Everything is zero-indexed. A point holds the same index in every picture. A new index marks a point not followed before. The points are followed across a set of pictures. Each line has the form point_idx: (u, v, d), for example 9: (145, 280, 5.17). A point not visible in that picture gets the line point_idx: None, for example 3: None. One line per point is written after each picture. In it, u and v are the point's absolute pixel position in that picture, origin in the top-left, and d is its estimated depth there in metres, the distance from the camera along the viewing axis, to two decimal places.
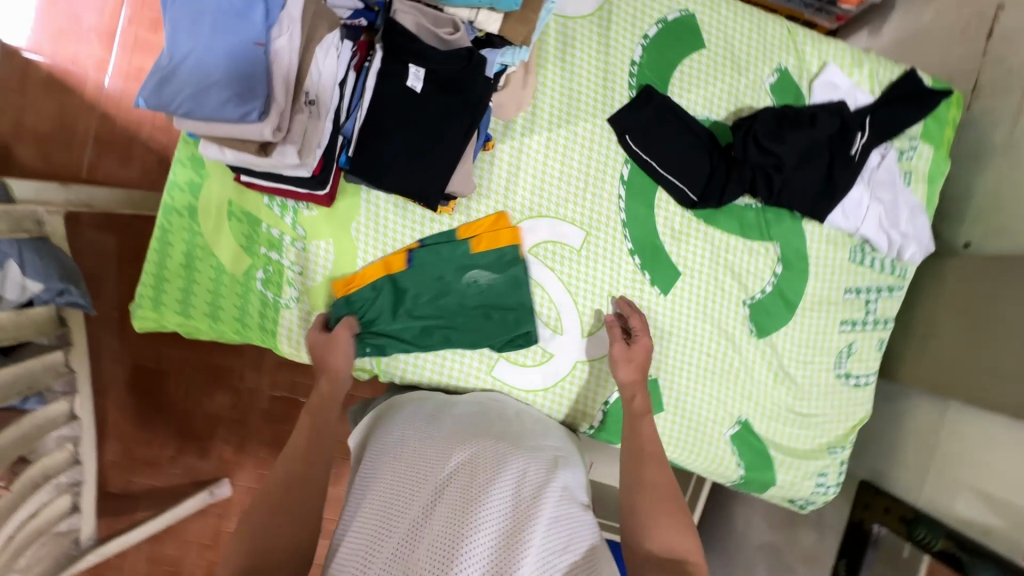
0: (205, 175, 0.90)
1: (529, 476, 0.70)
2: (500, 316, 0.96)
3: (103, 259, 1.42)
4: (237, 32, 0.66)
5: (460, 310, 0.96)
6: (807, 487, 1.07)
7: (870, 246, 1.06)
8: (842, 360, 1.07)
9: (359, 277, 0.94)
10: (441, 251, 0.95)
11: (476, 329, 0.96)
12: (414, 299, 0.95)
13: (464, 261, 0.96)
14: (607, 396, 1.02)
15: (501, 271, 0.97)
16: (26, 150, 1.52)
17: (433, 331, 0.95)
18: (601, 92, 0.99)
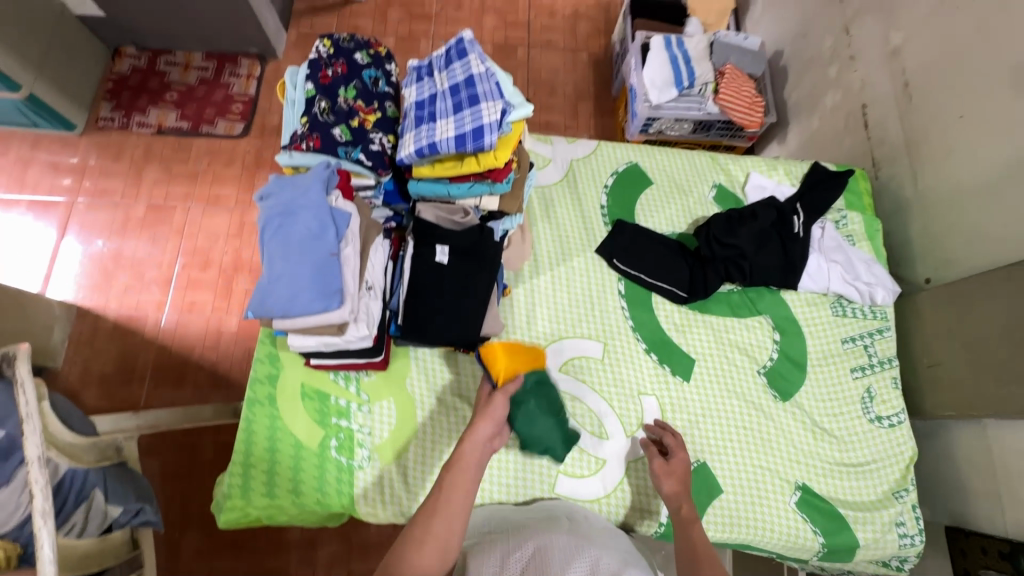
0: (281, 367, 1.08)
1: (603, 564, 0.80)
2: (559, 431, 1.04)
3: (156, 479, 1.53)
4: (317, 247, 0.87)
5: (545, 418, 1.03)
6: (892, 542, 1.06)
7: (846, 300, 1.22)
8: (867, 405, 1.15)
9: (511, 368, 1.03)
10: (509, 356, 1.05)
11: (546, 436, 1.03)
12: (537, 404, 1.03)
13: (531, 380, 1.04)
14: (660, 516, 1.06)
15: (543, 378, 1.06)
16: (91, 394, 1.72)
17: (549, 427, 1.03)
18: (584, 232, 1.23)
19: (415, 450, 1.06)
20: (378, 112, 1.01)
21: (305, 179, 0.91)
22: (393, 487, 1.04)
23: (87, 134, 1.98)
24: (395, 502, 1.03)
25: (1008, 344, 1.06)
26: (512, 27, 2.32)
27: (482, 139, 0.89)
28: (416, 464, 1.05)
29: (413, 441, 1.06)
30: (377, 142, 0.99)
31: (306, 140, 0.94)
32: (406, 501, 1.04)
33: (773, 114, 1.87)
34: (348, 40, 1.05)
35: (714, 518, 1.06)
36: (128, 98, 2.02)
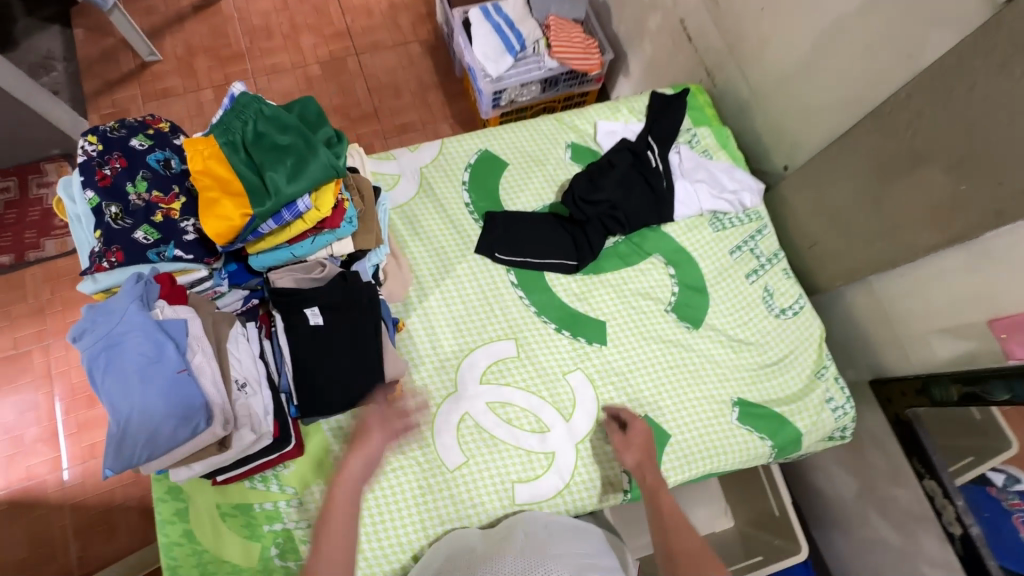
0: (187, 496, 0.97)
1: None
2: (286, 142, 0.81)
3: None
4: (159, 371, 0.76)
5: (274, 133, 0.81)
6: (827, 418, 1.13)
7: (721, 213, 1.25)
8: (769, 303, 1.20)
9: (217, 168, 0.79)
10: (234, 140, 0.80)
11: (298, 160, 0.81)
12: (259, 132, 0.81)
13: (250, 138, 0.80)
14: (622, 485, 1.06)
15: (277, 146, 0.81)
16: None
17: (270, 148, 0.80)
18: (459, 236, 1.19)
19: (364, 526, 0.98)
20: (181, 195, 0.89)
21: (118, 301, 0.78)
22: None
23: None
24: None
25: (862, 208, 1.13)
26: (333, 38, 2.18)
27: (296, 205, 0.82)
28: (370, 535, 0.98)
29: (359, 516, 0.98)
30: (192, 230, 0.87)
31: (106, 257, 0.82)
32: None
33: (610, 50, 1.87)
34: (118, 127, 0.92)
35: (670, 464, 1.08)
36: None
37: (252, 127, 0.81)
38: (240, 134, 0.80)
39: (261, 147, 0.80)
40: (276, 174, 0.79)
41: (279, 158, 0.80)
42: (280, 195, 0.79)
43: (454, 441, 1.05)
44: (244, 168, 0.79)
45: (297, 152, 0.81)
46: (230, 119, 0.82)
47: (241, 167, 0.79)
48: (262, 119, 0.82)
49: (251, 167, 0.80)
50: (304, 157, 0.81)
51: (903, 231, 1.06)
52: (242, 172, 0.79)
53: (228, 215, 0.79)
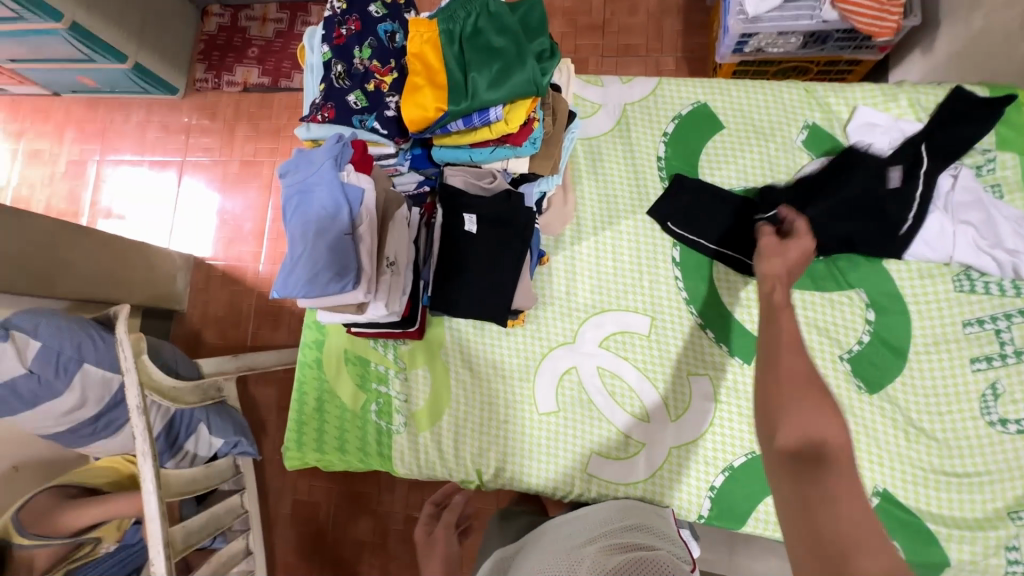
0: (326, 333, 1.13)
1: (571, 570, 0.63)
2: (499, 47, 0.78)
3: (269, 407, 1.81)
4: (331, 229, 0.84)
5: (490, 34, 0.79)
6: (999, 568, 0.88)
7: (976, 272, 0.95)
8: (988, 405, 0.92)
9: (430, 59, 0.80)
10: (453, 31, 0.80)
11: (504, 68, 0.78)
12: (477, 30, 0.79)
13: (467, 34, 0.79)
14: (698, 508, 0.98)
15: (490, 48, 0.79)
16: (210, 333, 1.93)
17: (482, 49, 0.79)
18: (636, 191, 1.09)
19: (449, 420, 1.07)
20: (394, 70, 0.92)
21: (319, 154, 0.88)
22: (429, 452, 1.07)
23: (188, 95, 2.08)
24: (427, 467, 1.07)
25: None
26: None
27: (489, 112, 0.81)
28: (450, 432, 1.07)
29: (448, 411, 1.07)
30: (394, 106, 0.92)
31: (322, 111, 0.91)
32: (440, 466, 1.07)
33: (918, 14, 1.43)
34: None
35: (763, 515, 0.96)
36: (218, 57, 2.07)
37: (473, 23, 0.80)
38: (459, 28, 0.80)
39: (474, 46, 0.79)
40: (479, 77, 0.78)
41: (487, 62, 0.78)
42: (476, 99, 0.78)
43: (553, 389, 1.05)
44: (452, 62, 0.79)
45: (507, 60, 0.78)
46: (456, 9, 0.82)
47: (451, 60, 0.79)
48: (484, 15, 0.80)
49: (459, 64, 0.79)
50: (511, 66, 0.78)
51: None
52: (450, 67, 0.79)
53: (426, 106, 0.79)
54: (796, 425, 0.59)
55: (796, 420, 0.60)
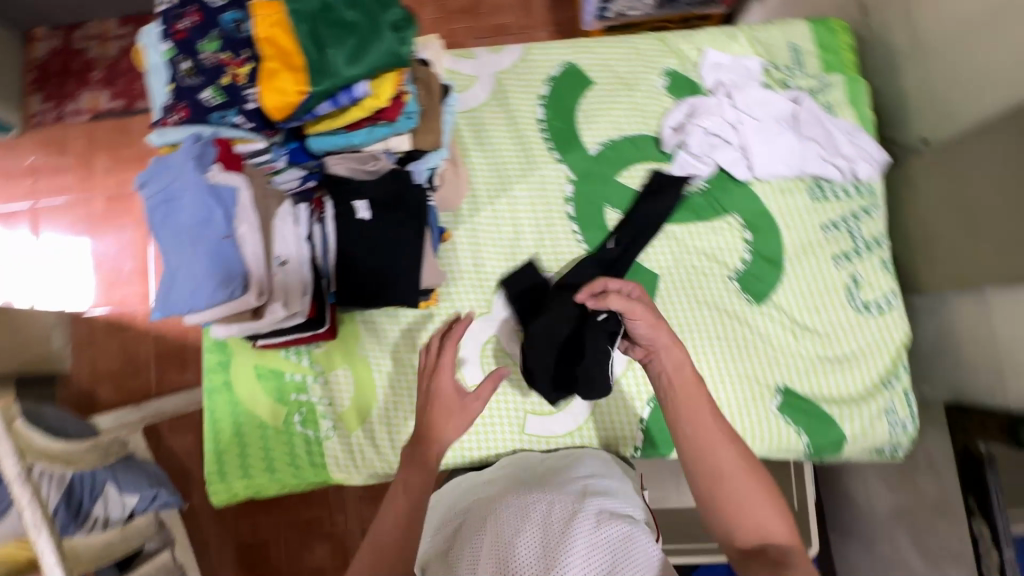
0: (230, 352, 1.06)
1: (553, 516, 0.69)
2: (352, 20, 0.76)
3: (191, 454, 1.66)
4: (205, 235, 0.80)
5: (340, 8, 0.77)
6: (882, 430, 1.02)
7: (825, 181, 1.08)
8: (852, 294, 1.06)
9: (281, 39, 0.76)
10: (299, 9, 0.76)
11: (360, 41, 0.76)
12: (326, 5, 0.77)
13: (315, 10, 0.76)
14: (634, 442, 1.03)
15: (342, 22, 0.76)
16: (106, 389, 1.74)
17: (335, 25, 0.76)
18: (523, 154, 1.11)
19: (379, 414, 1.04)
20: (250, 61, 0.86)
21: (178, 158, 0.82)
22: (364, 451, 1.04)
23: (26, 132, 1.83)
24: (366, 466, 1.04)
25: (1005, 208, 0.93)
26: None
27: (353, 89, 0.79)
28: (383, 425, 1.04)
29: (376, 406, 1.05)
30: (254, 98, 0.85)
31: (175, 113, 0.84)
32: (378, 462, 1.04)
33: None
34: None
35: None
36: (55, 86, 1.84)
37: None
38: (305, 5, 0.76)
39: (325, 22, 0.76)
40: (335, 53, 0.75)
41: (342, 36, 0.75)
42: (337, 76, 0.75)
43: (477, 360, 1.05)
44: (304, 40, 0.75)
45: (362, 32, 0.76)
46: None
47: (302, 38, 0.75)
48: None
49: (311, 40, 0.75)
50: (366, 39, 0.76)
51: None
52: (303, 45, 0.75)
53: (284, 89, 0.75)
54: (753, 520, 0.71)
55: (749, 511, 0.71)
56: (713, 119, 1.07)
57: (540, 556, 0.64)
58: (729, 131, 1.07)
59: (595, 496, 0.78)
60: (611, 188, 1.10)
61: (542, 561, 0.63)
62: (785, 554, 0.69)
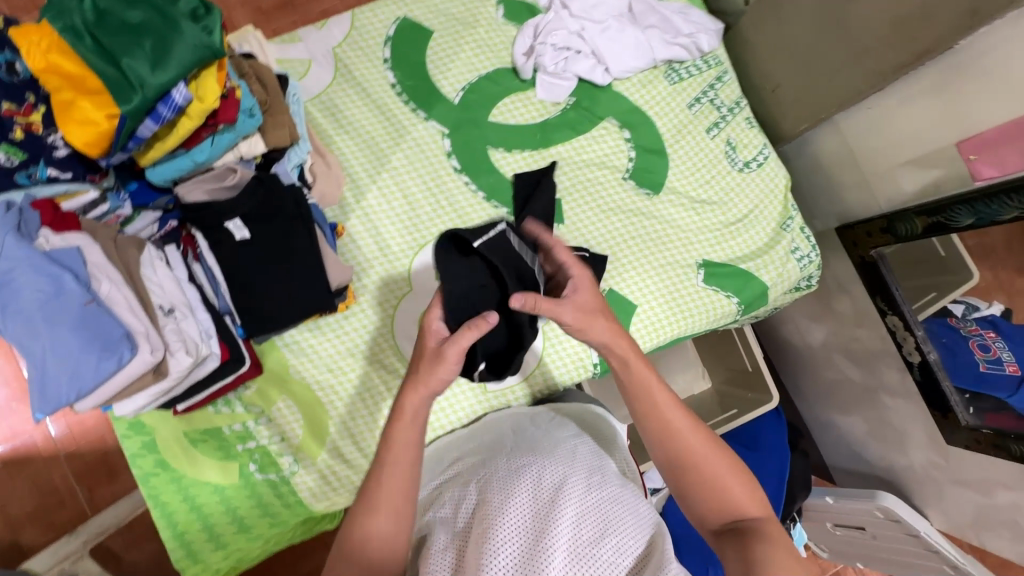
0: (151, 429, 0.95)
1: (544, 486, 0.70)
2: (140, 20, 0.67)
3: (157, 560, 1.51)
4: (62, 309, 0.68)
5: (122, 11, 0.68)
6: (794, 268, 1.11)
7: (676, 62, 1.13)
8: (731, 157, 1.13)
9: (67, 63, 0.66)
10: (73, 24, 0.66)
11: (158, 41, 0.67)
12: (105, 12, 0.67)
13: (93, 20, 0.67)
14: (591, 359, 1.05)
15: (129, 26, 0.67)
16: (31, 533, 1.46)
17: (122, 31, 0.67)
18: (389, 124, 1.06)
19: (339, 430, 0.98)
20: (40, 104, 0.74)
21: None
22: (337, 472, 0.98)
23: None
24: (345, 486, 0.99)
25: (828, 36, 1.02)
26: None
27: (173, 98, 0.70)
28: (346, 440, 0.98)
29: (331, 423, 0.98)
30: (63, 143, 0.76)
31: None
32: (354, 477, 0.99)
33: None
34: None
35: (638, 332, 1.06)
36: None
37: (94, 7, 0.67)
38: (79, 17, 0.66)
39: (109, 31, 0.67)
40: (134, 62, 0.66)
41: (135, 41, 0.66)
42: (146, 88, 0.66)
43: (417, 339, 1.02)
44: (95, 59, 0.66)
45: (156, 29, 0.67)
46: None
47: (91, 57, 0.66)
48: None
49: (104, 57, 0.66)
50: (164, 37, 0.67)
51: (870, 59, 0.96)
52: (95, 65, 0.66)
53: (93, 120, 0.66)
54: (723, 499, 0.69)
55: (716, 491, 0.69)
56: (558, 33, 1.08)
57: (533, 517, 0.66)
58: (577, 40, 1.08)
59: (588, 454, 0.79)
60: (488, 130, 1.08)
61: (536, 522, 0.65)
62: (754, 525, 0.67)
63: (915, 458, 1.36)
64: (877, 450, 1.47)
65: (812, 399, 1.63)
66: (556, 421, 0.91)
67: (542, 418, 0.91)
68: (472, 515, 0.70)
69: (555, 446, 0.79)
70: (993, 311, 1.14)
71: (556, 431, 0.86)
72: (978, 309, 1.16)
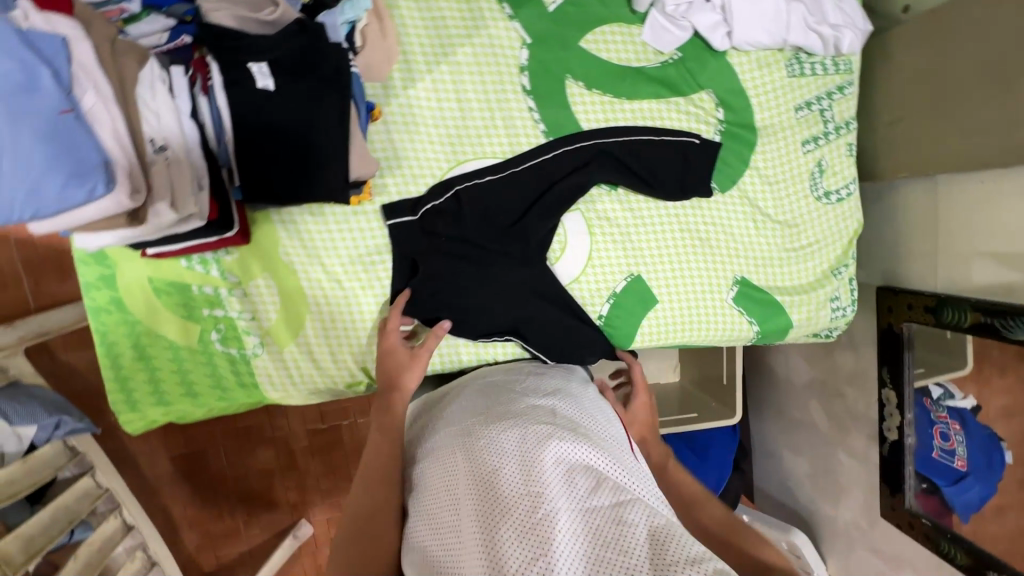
0: (113, 264, 0.85)
1: (523, 442, 0.62)
2: None
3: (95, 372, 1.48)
4: (29, 107, 0.54)
5: None
6: (825, 316, 1.04)
7: (804, 53, 0.97)
8: (816, 181, 1.02)
9: None
10: None
11: None
12: None
13: None
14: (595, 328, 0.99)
15: None
16: None
17: None
18: (466, 10, 0.89)
19: (315, 326, 0.92)
20: None
21: None
22: (301, 367, 0.93)
23: None
24: (304, 383, 0.94)
25: (986, 86, 0.88)
26: None
27: None
28: (319, 339, 0.92)
29: (308, 317, 0.92)
30: None
31: None
32: (317, 378, 0.94)
33: None
34: None
35: (648, 327, 1.00)
36: None
37: None
38: None
39: None
40: None
41: None
42: None
43: None
44: None
45: None
46: None
47: None
48: None
49: None
50: None
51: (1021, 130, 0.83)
52: None
53: None
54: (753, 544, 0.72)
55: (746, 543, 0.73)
56: None
57: (523, 484, 0.57)
58: None
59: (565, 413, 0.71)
60: (573, 57, 0.93)
61: (523, 488, 0.57)
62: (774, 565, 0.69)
63: (841, 513, 1.41)
64: (807, 493, 1.53)
65: (766, 427, 1.66)
66: (530, 381, 0.82)
67: (527, 379, 0.83)
68: (452, 496, 0.61)
69: (530, 408, 0.71)
70: (965, 404, 1.09)
71: (529, 393, 0.76)
72: (953, 398, 1.10)
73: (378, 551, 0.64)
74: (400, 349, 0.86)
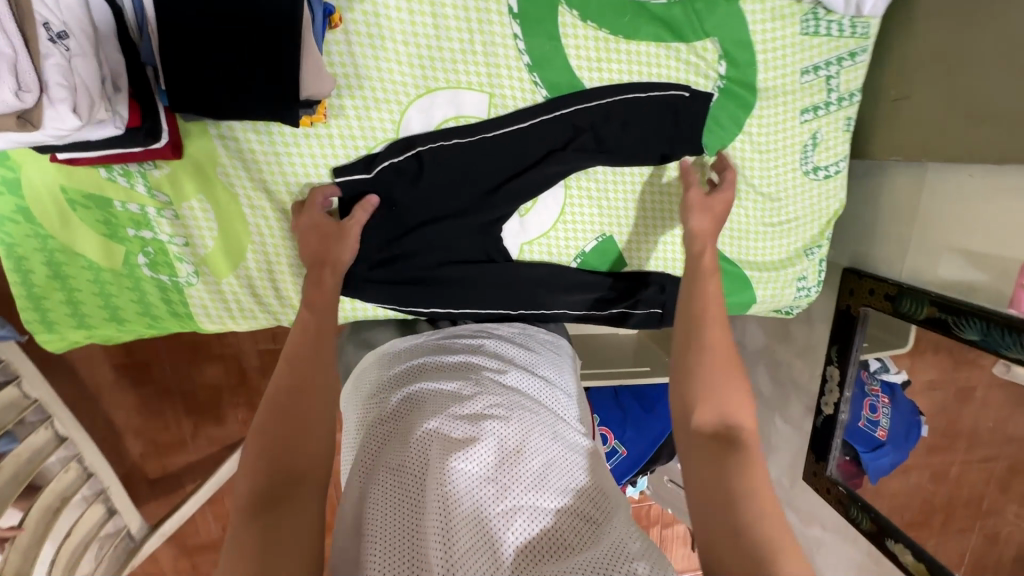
0: (17, 167, 0.74)
1: (507, 430, 0.64)
2: None
3: None
4: None
5: None
6: (789, 294, 1.04)
7: (823, 9, 0.88)
8: (807, 154, 0.97)
9: None
10: None
11: None
12: None
13: None
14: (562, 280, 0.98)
15: None
16: None
17: None
18: None
19: (256, 257, 0.84)
20: None
21: None
22: (240, 300, 0.87)
23: None
24: (246, 315, 0.88)
25: (1002, 74, 0.82)
26: None
27: None
28: (262, 273, 0.85)
29: (251, 249, 0.84)
30: None
31: None
32: (259, 313, 0.88)
33: None
34: None
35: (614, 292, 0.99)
36: None
37: None
38: None
39: None
40: None
41: None
42: None
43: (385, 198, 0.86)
44: None
45: None
46: None
47: None
48: None
49: None
50: None
51: None
52: None
53: None
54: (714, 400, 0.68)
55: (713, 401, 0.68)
56: None
57: (499, 469, 0.60)
58: None
59: (547, 400, 0.75)
60: None
61: (497, 476, 0.60)
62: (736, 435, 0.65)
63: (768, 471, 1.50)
64: None
65: None
66: (519, 355, 0.82)
67: (513, 349, 0.83)
68: (421, 456, 0.62)
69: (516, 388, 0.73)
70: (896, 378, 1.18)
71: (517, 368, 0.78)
72: (887, 370, 1.20)
73: (303, 475, 0.60)
74: (324, 226, 0.79)
